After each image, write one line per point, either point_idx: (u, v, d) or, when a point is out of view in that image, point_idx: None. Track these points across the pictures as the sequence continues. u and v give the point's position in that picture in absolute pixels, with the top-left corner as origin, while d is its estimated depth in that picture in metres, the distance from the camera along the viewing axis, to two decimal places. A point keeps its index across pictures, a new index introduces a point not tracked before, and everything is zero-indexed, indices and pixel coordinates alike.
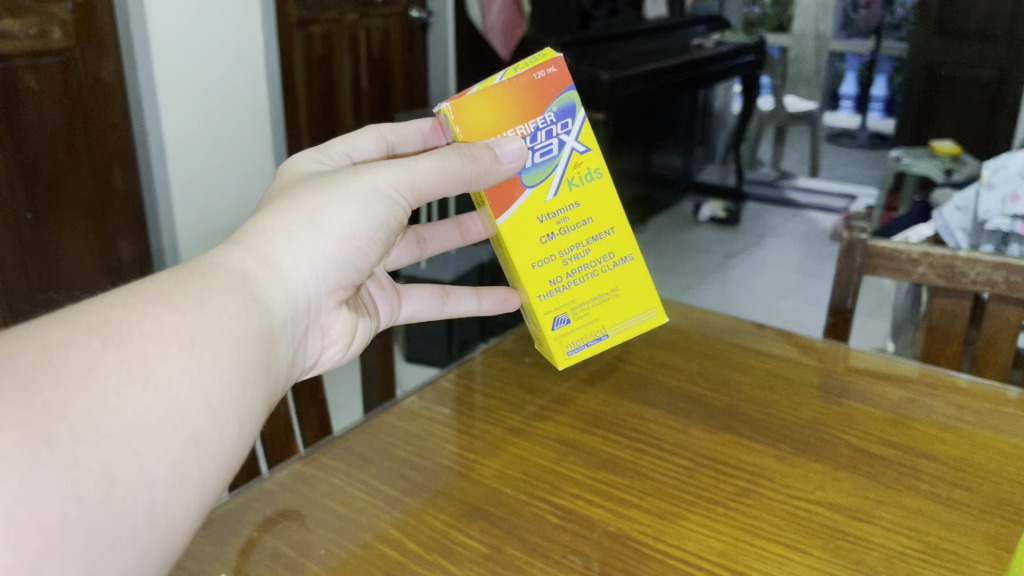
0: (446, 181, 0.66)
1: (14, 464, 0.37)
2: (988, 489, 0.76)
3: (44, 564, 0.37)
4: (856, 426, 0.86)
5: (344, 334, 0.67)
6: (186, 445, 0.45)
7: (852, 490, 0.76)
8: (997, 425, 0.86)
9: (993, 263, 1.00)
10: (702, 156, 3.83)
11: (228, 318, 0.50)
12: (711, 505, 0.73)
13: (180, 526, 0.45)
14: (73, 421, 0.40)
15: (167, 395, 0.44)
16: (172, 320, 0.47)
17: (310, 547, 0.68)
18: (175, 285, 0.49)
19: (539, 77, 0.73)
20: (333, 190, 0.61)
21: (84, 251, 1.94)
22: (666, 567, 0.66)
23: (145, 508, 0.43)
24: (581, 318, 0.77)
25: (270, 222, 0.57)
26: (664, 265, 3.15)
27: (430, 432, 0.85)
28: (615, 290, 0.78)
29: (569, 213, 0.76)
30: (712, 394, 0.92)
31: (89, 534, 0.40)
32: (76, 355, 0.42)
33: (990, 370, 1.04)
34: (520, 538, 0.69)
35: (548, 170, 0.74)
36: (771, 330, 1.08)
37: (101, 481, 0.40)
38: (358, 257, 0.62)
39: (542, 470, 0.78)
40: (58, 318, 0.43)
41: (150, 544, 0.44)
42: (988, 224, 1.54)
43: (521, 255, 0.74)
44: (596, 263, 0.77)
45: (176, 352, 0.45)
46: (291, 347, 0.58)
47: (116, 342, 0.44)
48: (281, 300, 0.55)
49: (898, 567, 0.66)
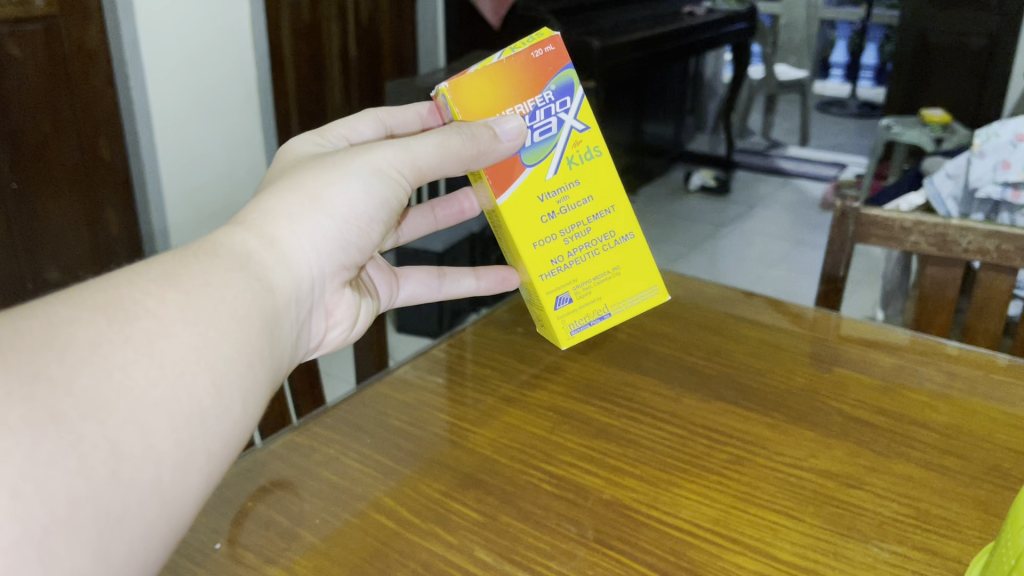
0: (445, 159, 0.66)
1: (20, 438, 0.36)
2: (978, 455, 0.76)
3: (52, 541, 0.36)
4: (847, 393, 0.86)
5: (348, 315, 0.66)
6: (192, 422, 0.43)
7: (843, 457, 0.76)
8: (987, 391, 0.87)
9: (985, 231, 1.00)
10: (692, 126, 3.76)
11: (234, 296, 0.49)
12: (703, 472, 0.74)
13: (185, 501, 0.44)
14: (78, 397, 0.39)
15: (171, 372, 0.43)
16: (176, 298, 0.45)
17: (305, 517, 0.69)
18: (178, 266, 0.48)
19: (536, 55, 0.72)
20: (334, 170, 0.61)
21: (70, 220, 1.89)
22: (659, 534, 0.66)
23: (152, 486, 0.41)
24: (582, 297, 0.77)
25: (272, 203, 0.57)
26: (656, 233, 3.15)
27: (423, 402, 0.85)
28: (616, 269, 0.78)
29: (570, 192, 0.75)
30: (705, 363, 0.93)
31: (97, 510, 0.38)
32: (81, 334, 0.41)
33: (981, 338, 1.05)
34: (513, 505, 0.70)
35: (548, 149, 0.73)
36: (763, 298, 1.09)
37: (107, 456, 0.39)
38: (359, 236, 0.62)
39: (537, 439, 0.79)
40: (62, 298, 0.42)
41: (157, 519, 0.42)
42: (979, 193, 1.54)
43: (521, 235, 0.73)
44: (597, 242, 0.77)
45: (181, 329, 0.44)
46: (298, 327, 0.57)
47: (121, 320, 0.42)
48: (285, 280, 0.55)
49: (890, 534, 0.67)
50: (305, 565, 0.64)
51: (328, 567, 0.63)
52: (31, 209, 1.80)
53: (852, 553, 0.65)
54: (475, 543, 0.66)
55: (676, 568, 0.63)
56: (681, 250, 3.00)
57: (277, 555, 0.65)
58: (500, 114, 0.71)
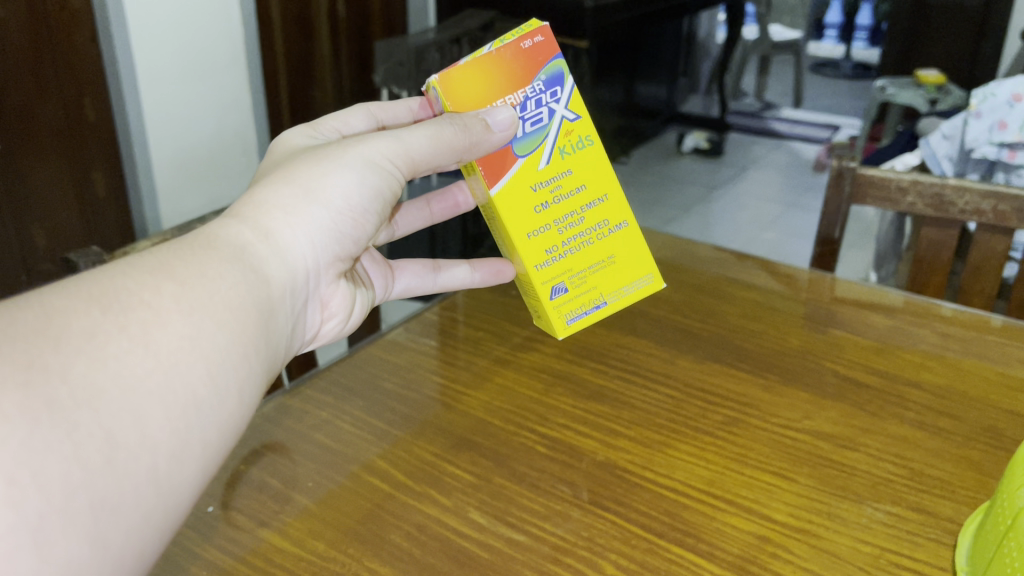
0: (439, 151, 0.64)
1: (15, 426, 0.35)
2: (973, 416, 0.76)
3: (47, 528, 0.35)
4: (842, 355, 0.86)
5: (344, 307, 0.65)
6: (187, 411, 0.43)
7: (837, 418, 0.76)
8: (982, 353, 0.86)
9: (983, 191, 0.99)
10: (686, 86, 3.70)
11: (228, 288, 0.47)
12: (699, 434, 0.74)
13: (182, 490, 0.43)
14: (74, 385, 0.38)
15: (167, 360, 0.42)
16: (171, 289, 0.44)
17: (299, 480, 0.68)
18: (173, 257, 0.47)
19: (526, 46, 0.68)
20: (328, 161, 0.59)
21: (48, 186, 1.66)
22: (653, 496, 0.66)
23: (148, 473, 0.40)
24: (579, 286, 0.73)
25: (266, 195, 0.55)
26: (647, 196, 3.12)
27: (416, 364, 0.85)
28: (611, 258, 0.74)
29: (563, 181, 0.71)
30: (699, 325, 0.92)
31: (91, 497, 0.37)
32: (76, 323, 0.40)
33: (975, 300, 1.05)
34: (508, 468, 0.70)
35: (539, 139, 0.70)
36: (758, 259, 1.08)
37: (103, 445, 0.38)
38: (353, 229, 0.60)
39: (531, 401, 0.79)
40: (56, 288, 0.41)
41: (153, 507, 0.41)
42: (975, 153, 1.53)
43: (515, 224, 0.69)
44: (592, 231, 0.73)
45: (176, 320, 0.43)
46: (291, 319, 0.56)
47: (116, 310, 0.41)
48: (280, 271, 0.53)
49: (885, 495, 0.66)
50: (299, 527, 0.63)
51: (322, 529, 0.63)
52: (17, 176, 1.60)
53: (848, 515, 0.64)
54: (470, 506, 0.65)
55: (671, 529, 0.63)
56: (676, 212, 2.97)
57: (271, 519, 0.64)
58: (490, 105, 0.67)
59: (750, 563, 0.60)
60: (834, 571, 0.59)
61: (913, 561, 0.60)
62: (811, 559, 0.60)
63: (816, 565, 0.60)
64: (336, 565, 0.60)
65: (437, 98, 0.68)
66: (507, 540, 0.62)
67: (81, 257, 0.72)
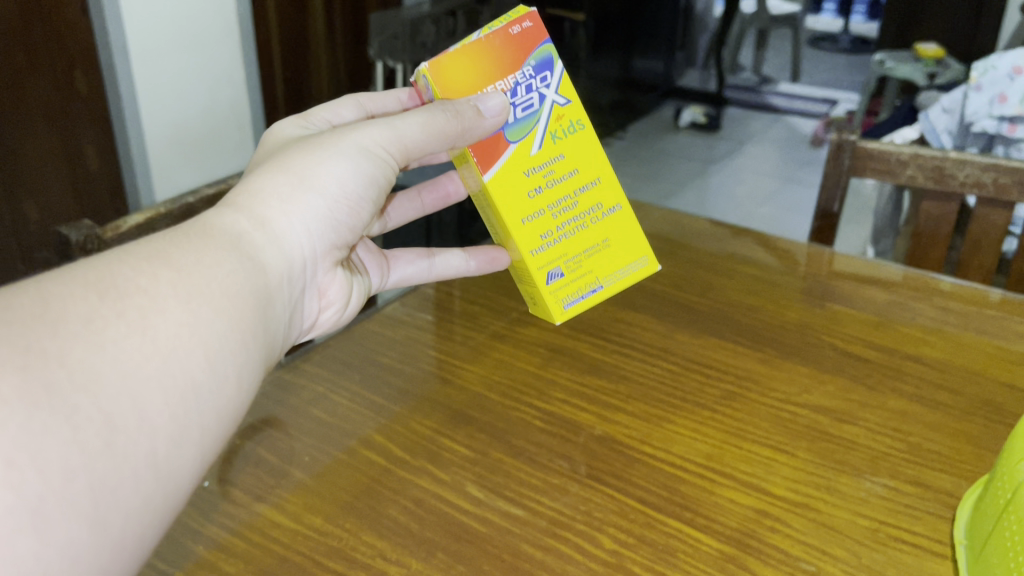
0: (431, 139, 0.62)
1: (14, 409, 0.34)
2: (972, 390, 0.76)
3: (46, 510, 0.34)
4: (841, 329, 0.85)
5: (342, 296, 0.63)
6: (186, 396, 0.41)
7: (836, 392, 0.76)
8: (981, 327, 0.86)
9: (984, 164, 0.98)
10: (682, 61, 3.66)
11: (225, 275, 0.46)
12: (698, 409, 0.74)
13: (182, 475, 0.42)
14: (72, 370, 0.36)
15: (164, 346, 0.41)
16: (168, 276, 0.43)
17: (295, 455, 0.68)
18: (169, 245, 0.46)
19: (514, 31, 0.66)
20: (322, 149, 0.58)
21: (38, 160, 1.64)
22: (651, 470, 0.66)
23: (147, 459, 0.39)
24: (574, 270, 0.72)
25: (261, 184, 0.54)
26: (644, 171, 3.10)
27: (412, 338, 0.84)
28: (606, 241, 0.73)
29: (555, 166, 0.69)
30: (697, 299, 0.92)
31: (91, 481, 0.36)
32: (73, 309, 0.38)
33: (974, 274, 1.04)
34: (505, 442, 0.69)
35: (531, 124, 0.68)
36: (757, 233, 1.07)
37: (102, 428, 0.37)
38: (350, 217, 0.59)
39: (528, 376, 0.78)
40: (53, 274, 0.40)
41: (153, 493, 0.40)
42: (975, 127, 1.52)
43: (509, 211, 0.68)
44: (586, 215, 0.71)
45: (174, 307, 0.42)
46: (288, 308, 0.55)
47: (113, 296, 0.40)
48: (277, 260, 0.53)
49: (883, 469, 0.66)
50: (295, 502, 0.63)
51: (319, 503, 0.63)
52: None
53: (846, 488, 0.64)
54: (467, 480, 0.65)
55: (669, 503, 0.63)
56: (672, 188, 2.96)
57: (267, 493, 0.64)
58: (481, 92, 0.65)
59: (749, 537, 0.60)
60: (832, 544, 0.59)
61: (912, 534, 0.60)
62: (810, 533, 0.60)
63: (814, 539, 0.60)
64: (332, 539, 0.59)
65: (427, 86, 0.67)
66: (504, 514, 0.62)
67: (72, 230, 0.71)
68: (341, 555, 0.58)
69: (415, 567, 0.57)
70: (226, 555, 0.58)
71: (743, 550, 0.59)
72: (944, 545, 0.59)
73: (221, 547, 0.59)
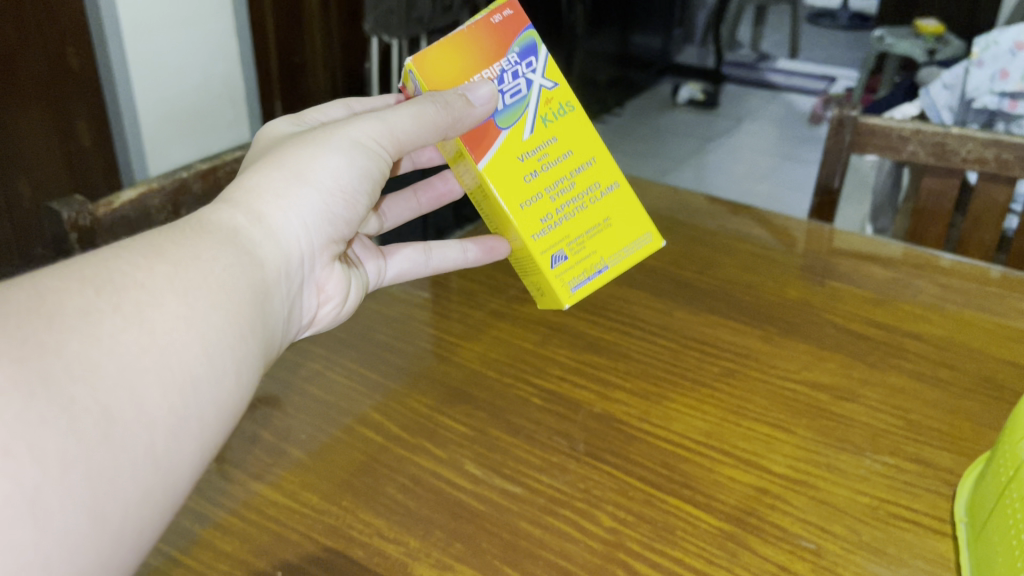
0: (422, 130, 0.60)
1: (10, 399, 0.32)
2: (973, 367, 0.76)
3: (44, 501, 0.32)
4: (842, 306, 0.85)
5: (339, 290, 0.62)
6: (184, 389, 0.40)
7: (836, 370, 0.75)
8: (983, 304, 0.86)
9: (986, 140, 0.98)
10: (680, 37, 3.64)
11: (221, 268, 0.45)
12: (697, 387, 0.73)
13: (181, 471, 0.40)
14: (69, 360, 0.35)
15: (160, 338, 0.39)
16: (163, 270, 0.42)
17: (292, 433, 0.67)
18: (165, 240, 0.44)
19: (496, 20, 0.65)
20: (313, 144, 0.57)
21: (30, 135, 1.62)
22: (650, 448, 0.66)
23: (145, 449, 0.37)
24: (579, 252, 0.69)
25: (255, 180, 0.53)
26: (641, 148, 3.09)
27: (410, 316, 0.84)
28: (607, 220, 0.71)
29: (549, 149, 0.68)
30: (696, 276, 0.91)
31: (90, 473, 0.34)
32: (69, 302, 0.37)
33: (975, 251, 1.04)
34: (503, 420, 0.69)
35: (521, 109, 0.66)
36: (756, 210, 1.06)
37: (100, 419, 0.35)
38: (344, 211, 0.58)
39: (526, 353, 0.78)
40: (50, 270, 0.39)
41: (152, 487, 0.38)
42: (976, 103, 1.51)
43: (507, 195, 0.66)
44: (585, 195, 0.69)
45: (169, 300, 0.41)
46: (286, 303, 0.53)
47: (109, 290, 0.39)
48: (273, 255, 0.51)
49: (884, 446, 0.66)
50: (292, 480, 0.62)
51: (316, 481, 0.62)
52: None
53: (846, 466, 0.64)
54: (465, 458, 0.65)
55: (668, 480, 0.62)
56: (670, 165, 2.94)
57: (263, 471, 0.63)
58: (467, 81, 0.65)
59: (749, 515, 0.59)
60: (832, 522, 0.59)
61: (912, 511, 0.60)
62: (810, 510, 0.60)
63: (814, 516, 0.60)
64: (329, 517, 0.59)
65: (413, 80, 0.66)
66: (502, 492, 0.61)
67: (64, 206, 0.70)
68: (338, 533, 0.57)
69: (413, 545, 0.57)
70: (222, 533, 0.58)
71: (743, 527, 0.58)
72: (945, 523, 0.59)
73: (217, 525, 0.58)
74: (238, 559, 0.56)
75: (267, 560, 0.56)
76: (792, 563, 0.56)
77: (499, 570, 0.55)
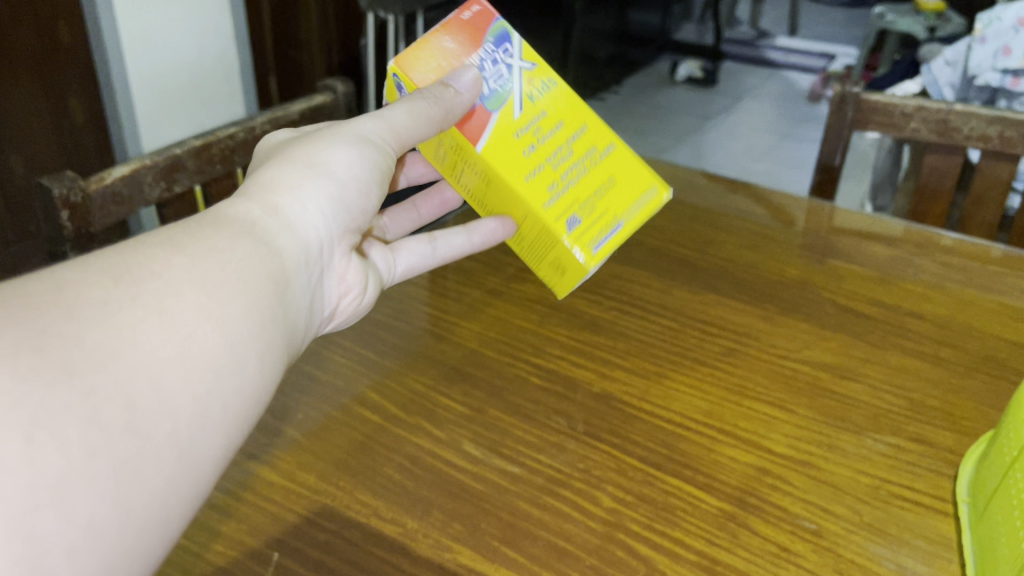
0: (420, 126, 0.58)
1: (29, 387, 0.29)
2: (974, 346, 0.75)
3: (72, 492, 0.30)
4: (843, 285, 0.84)
5: (361, 288, 0.58)
6: (209, 378, 0.36)
7: (837, 349, 0.75)
8: (985, 283, 0.85)
9: (990, 117, 0.96)
10: (680, 13, 3.67)
11: (241, 259, 0.41)
12: (698, 366, 0.72)
13: (207, 465, 0.36)
14: (90, 349, 0.32)
15: (183, 331, 0.36)
16: (182, 259, 0.38)
17: (288, 413, 0.67)
18: (183, 232, 0.41)
19: (466, 16, 0.65)
20: (320, 141, 0.54)
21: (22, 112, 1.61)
22: (651, 428, 0.65)
23: (171, 441, 0.34)
24: (594, 214, 0.64)
25: (268, 176, 0.50)
26: (639, 125, 3.07)
27: (407, 294, 0.83)
28: (616, 178, 0.66)
29: (541, 122, 0.64)
30: (696, 255, 0.90)
31: (116, 465, 0.31)
32: (87, 294, 0.34)
33: (976, 229, 1.03)
34: (502, 399, 0.68)
35: (505, 90, 0.63)
36: (757, 188, 1.05)
37: (125, 409, 0.32)
38: (359, 201, 0.54)
39: (524, 333, 0.77)
40: (67, 264, 0.35)
41: (179, 479, 0.35)
42: (978, 80, 1.49)
43: (507, 170, 0.62)
44: (586, 157, 0.65)
45: (190, 285, 0.37)
46: (311, 297, 0.50)
47: (128, 280, 0.35)
48: (295, 248, 0.47)
49: (885, 426, 0.66)
50: (288, 461, 0.62)
51: (312, 461, 0.62)
52: None
53: (847, 445, 0.64)
54: (463, 438, 0.64)
55: (668, 460, 0.62)
56: (668, 143, 2.93)
57: (259, 451, 0.63)
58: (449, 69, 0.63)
59: (749, 495, 0.59)
60: (833, 503, 0.59)
61: (913, 492, 0.60)
62: (811, 490, 0.60)
63: (815, 496, 0.59)
64: (326, 498, 0.58)
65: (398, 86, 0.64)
66: (501, 472, 0.61)
67: (54, 182, 0.69)
68: (335, 514, 0.57)
69: (410, 526, 0.56)
70: (217, 513, 0.57)
71: (744, 508, 0.58)
72: (945, 503, 0.59)
73: (213, 505, 0.58)
74: (234, 540, 0.55)
75: (263, 541, 0.55)
76: (793, 543, 0.55)
77: (498, 551, 0.54)
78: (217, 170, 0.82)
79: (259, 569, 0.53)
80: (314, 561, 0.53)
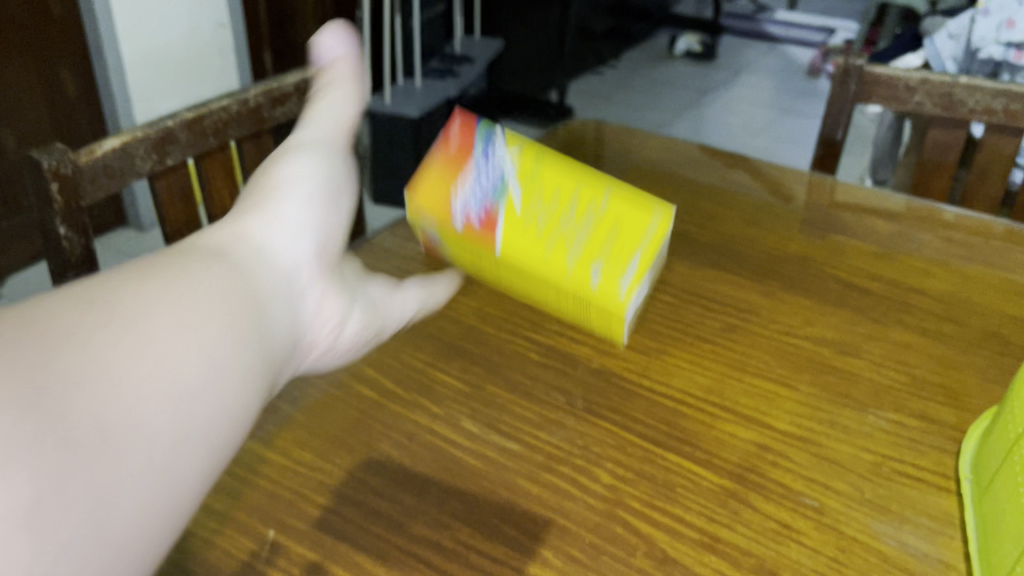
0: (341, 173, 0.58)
1: None
2: (977, 322, 0.74)
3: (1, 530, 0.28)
4: (844, 260, 0.83)
5: (338, 315, 0.52)
6: (155, 428, 0.34)
7: (840, 324, 0.74)
8: (988, 258, 0.84)
9: (994, 91, 0.95)
10: None
11: (205, 297, 0.40)
12: (698, 341, 0.72)
13: (157, 521, 0.34)
14: (42, 389, 0.31)
15: (137, 368, 0.34)
16: (144, 305, 0.37)
17: (284, 389, 0.66)
18: (143, 278, 0.39)
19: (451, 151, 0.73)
20: (277, 185, 0.53)
21: (13, 85, 1.63)
22: (651, 404, 0.64)
23: (127, 477, 0.33)
24: (614, 258, 0.66)
25: (237, 227, 0.48)
26: (637, 99, 3.05)
27: (403, 269, 0.82)
28: (615, 229, 0.69)
29: (545, 208, 0.70)
30: (697, 229, 0.89)
31: (44, 514, 0.29)
32: (19, 345, 0.31)
33: (979, 204, 1.02)
34: (500, 375, 0.67)
35: (500, 189, 0.71)
36: (759, 162, 1.04)
37: (80, 443, 0.31)
38: (327, 237, 0.52)
39: (523, 308, 0.76)
40: (12, 311, 0.33)
41: (131, 535, 0.33)
42: (982, 53, 1.48)
43: (523, 254, 0.67)
44: (591, 220, 0.69)
45: (133, 337, 0.35)
46: (290, 333, 0.46)
47: (72, 340, 0.33)
48: (262, 278, 0.45)
49: (887, 402, 0.65)
50: (285, 437, 0.61)
51: (309, 438, 0.61)
52: None
53: (850, 422, 0.63)
54: (461, 414, 0.63)
55: (668, 437, 0.61)
56: (666, 117, 2.90)
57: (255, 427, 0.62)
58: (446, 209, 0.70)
59: (750, 472, 0.58)
60: (835, 479, 0.58)
61: (916, 469, 0.59)
62: (812, 467, 0.59)
63: (816, 473, 0.59)
64: (323, 475, 0.58)
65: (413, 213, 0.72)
66: (500, 449, 0.60)
67: (44, 154, 0.67)
68: (332, 491, 0.56)
69: (408, 503, 0.55)
70: (213, 490, 0.56)
71: (744, 485, 0.57)
72: (948, 479, 0.58)
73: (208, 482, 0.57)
74: (230, 517, 0.54)
75: (259, 518, 0.54)
76: (795, 520, 0.55)
77: (497, 528, 0.54)
78: (210, 144, 0.81)
79: (255, 547, 0.52)
80: (310, 538, 0.53)
